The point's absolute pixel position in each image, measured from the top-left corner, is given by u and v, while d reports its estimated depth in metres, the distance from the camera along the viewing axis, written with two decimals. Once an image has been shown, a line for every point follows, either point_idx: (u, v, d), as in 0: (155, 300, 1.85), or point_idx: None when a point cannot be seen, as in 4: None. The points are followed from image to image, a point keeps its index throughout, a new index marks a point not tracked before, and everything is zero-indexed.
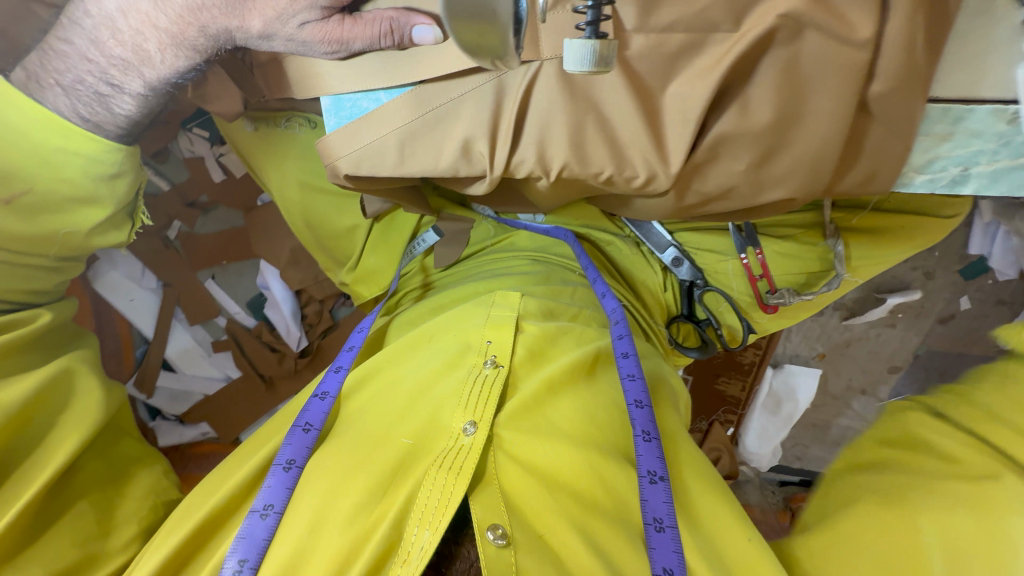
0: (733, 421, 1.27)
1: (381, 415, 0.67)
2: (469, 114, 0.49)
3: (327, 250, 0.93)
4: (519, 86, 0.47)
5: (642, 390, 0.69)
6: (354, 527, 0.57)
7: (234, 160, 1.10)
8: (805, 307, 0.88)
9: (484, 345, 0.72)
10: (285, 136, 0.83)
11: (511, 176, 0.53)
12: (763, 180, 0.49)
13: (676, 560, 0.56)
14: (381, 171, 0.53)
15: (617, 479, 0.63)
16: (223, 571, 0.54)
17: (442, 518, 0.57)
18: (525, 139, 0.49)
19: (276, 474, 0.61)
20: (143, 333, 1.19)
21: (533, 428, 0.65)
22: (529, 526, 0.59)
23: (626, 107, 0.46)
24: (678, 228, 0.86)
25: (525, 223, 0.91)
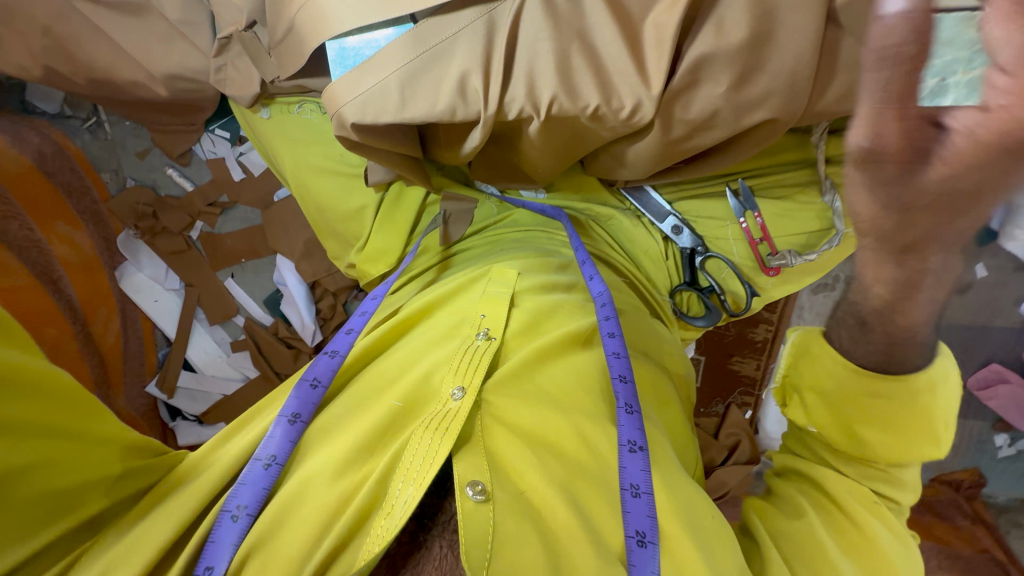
0: (750, 403, 1.23)
1: (376, 382, 0.70)
2: (463, 51, 0.52)
3: (338, 234, 0.96)
4: (508, 20, 0.51)
5: (627, 366, 0.69)
6: (341, 483, 0.61)
7: (253, 159, 1.16)
8: (810, 269, 0.88)
9: (477, 318, 0.74)
10: (298, 121, 0.89)
11: (504, 118, 0.56)
12: (742, 104, 0.53)
13: (650, 523, 0.58)
14: (383, 115, 0.56)
15: (601, 440, 0.66)
16: (223, 513, 0.58)
17: (426, 475, 0.59)
18: (517, 74, 0.52)
19: (281, 425, 0.64)
20: (166, 333, 1.24)
21: (521, 392, 0.68)
22: (513, 485, 0.62)
23: (609, 32, 0.50)
24: (677, 197, 0.89)
25: (524, 201, 0.93)
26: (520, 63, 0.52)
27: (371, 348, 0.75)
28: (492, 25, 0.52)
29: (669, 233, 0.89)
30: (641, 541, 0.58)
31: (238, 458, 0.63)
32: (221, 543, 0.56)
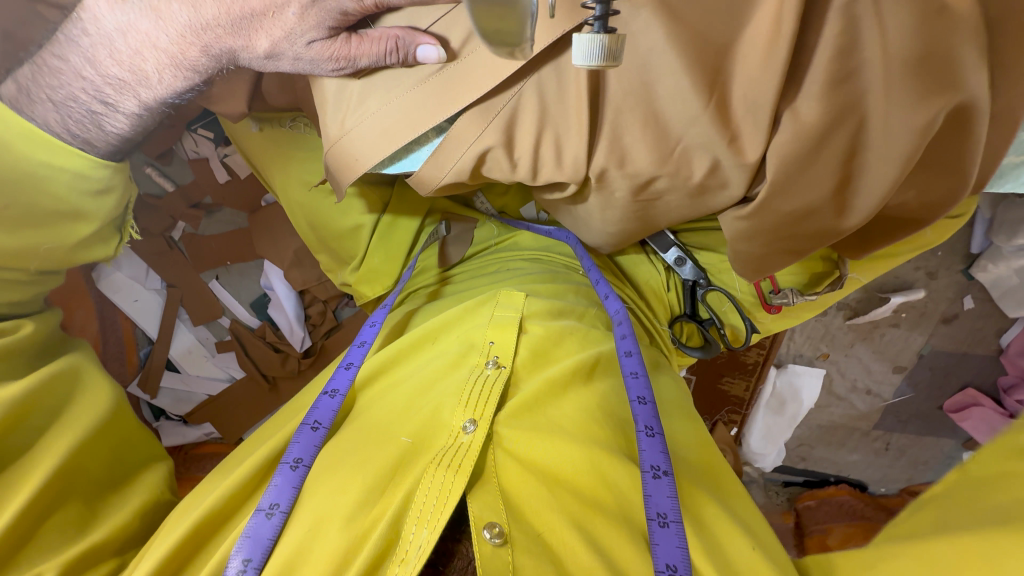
0: (737, 421, 1.27)
1: (375, 421, 0.66)
2: (487, 114, 0.50)
3: (331, 250, 0.93)
4: (529, 86, 0.49)
5: (646, 387, 0.69)
6: (350, 527, 0.57)
7: (239, 161, 1.09)
8: (810, 307, 0.87)
9: (486, 345, 0.72)
10: (291, 136, 0.83)
11: (550, 175, 0.53)
12: (836, 202, 0.49)
13: (681, 555, 0.54)
14: (436, 175, 0.56)
15: (619, 475, 0.62)
16: (229, 569, 0.54)
17: (441, 516, 0.56)
18: (542, 145, 0.51)
19: (283, 473, 0.62)
20: (147, 333, 1.21)
21: (532, 426, 0.65)
22: (529, 526, 0.58)
23: (623, 93, 0.46)
24: (680, 229, 0.87)
25: (529, 223, 0.91)
26: (547, 136, 0.50)
27: (377, 377, 0.73)
28: (523, 93, 0.49)
29: (671, 263, 0.86)
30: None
31: (216, 504, 0.60)
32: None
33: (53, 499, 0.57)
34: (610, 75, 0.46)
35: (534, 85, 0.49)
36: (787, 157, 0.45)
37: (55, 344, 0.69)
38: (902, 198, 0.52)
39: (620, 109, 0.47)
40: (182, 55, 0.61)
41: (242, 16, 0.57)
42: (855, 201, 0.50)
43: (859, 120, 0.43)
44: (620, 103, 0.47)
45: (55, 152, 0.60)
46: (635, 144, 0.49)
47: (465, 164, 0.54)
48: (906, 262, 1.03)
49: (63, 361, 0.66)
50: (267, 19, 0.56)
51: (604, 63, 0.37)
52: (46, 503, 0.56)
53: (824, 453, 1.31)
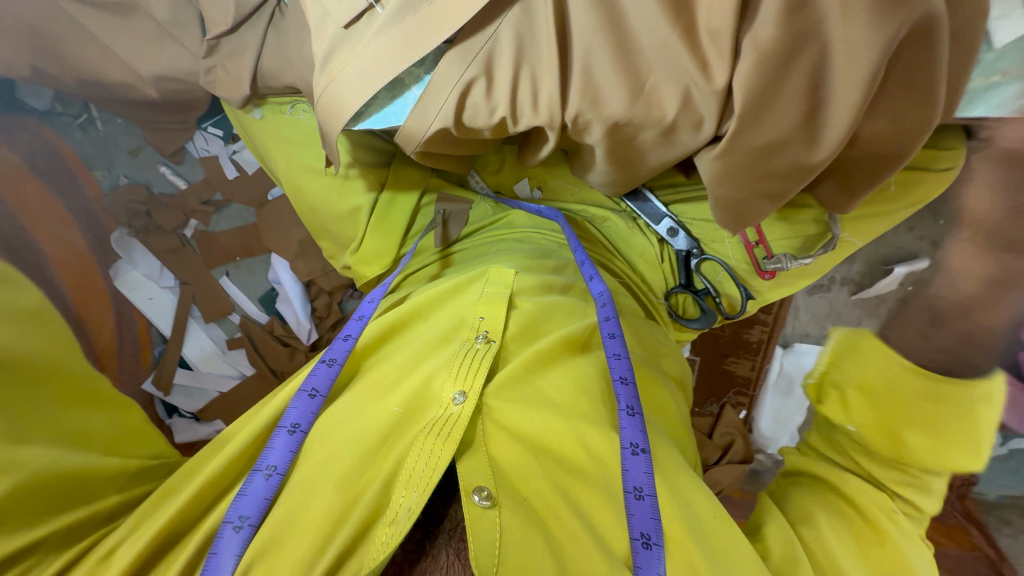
0: (745, 404, 1.25)
1: (372, 387, 0.68)
2: (468, 57, 0.53)
3: (332, 234, 0.95)
4: (507, 28, 0.51)
5: (628, 367, 0.69)
6: (342, 491, 0.59)
7: (246, 157, 1.15)
8: (807, 272, 0.87)
9: (476, 321, 0.73)
10: (291, 121, 0.88)
11: (528, 120, 0.56)
12: (811, 130, 0.50)
13: (654, 526, 0.58)
14: (423, 126, 0.58)
15: (599, 440, 0.64)
16: (223, 526, 0.56)
17: (430, 482, 0.59)
18: (519, 87, 0.53)
19: (281, 436, 0.63)
20: (162, 332, 1.22)
21: (521, 396, 0.66)
22: (517, 493, 0.61)
23: (592, 27, 0.48)
24: (672, 201, 0.89)
25: (521, 202, 0.94)
26: (524, 78, 0.53)
27: (375, 346, 0.74)
28: (499, 35, 0.52)
29: (664, 235, 0.87)
30: (646, 543, 0.56)
31: (218, 468, 0.61)
32: (222, 555, 0.54)
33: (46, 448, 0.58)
34: (579, 11, 0.49)
35: (510, 27, 0.51)
36: (752, 82, 0.47)
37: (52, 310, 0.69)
38: (875, 127, 0.53)
39: (589, 44, 0.49)
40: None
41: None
42: (824, 132, 0.50)
43: (819, 45, 0.45)
44: (590, 37, 0.49)
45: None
46: (607, 82, 0.51)
47: (448, 110, 0.56)
48: (907, 231, 1.01)
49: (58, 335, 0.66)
50: None
51: None
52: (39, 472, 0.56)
53: None
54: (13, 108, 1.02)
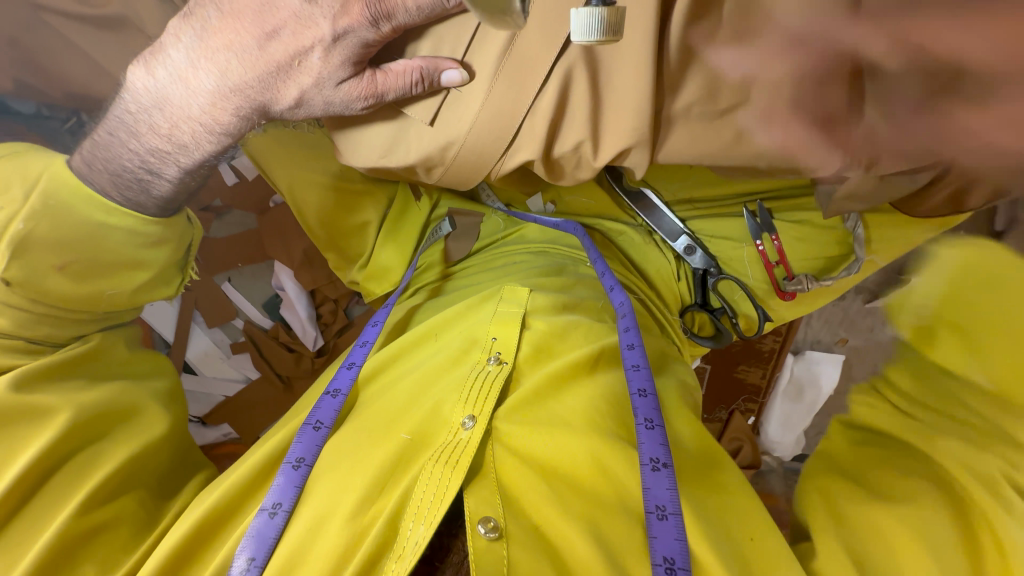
0: (753, 410, 1.28)
1: (379, 416, 0.66)
2: (496, 111, 0.50)
3: (337, 249, 0.91)
4: (548, 79, 0.48)
5: (653, 407, 0.64)
6: (352, 524, 0.57)
7: (245, 163, 1.11)
8: (828, 292, 0.84)
9: (489, 341, 0.71)
10: (294, 136, 0.84)
11: (560, 164, 0.54)
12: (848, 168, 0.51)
13: (679, 548, 0.54)
14: (452, 175, 0.57)
15: (623, 472, 0.61)
16: (234, 568, 0.55)
17: (437, 511, 0.56)
18: (555, 132, 0.51)
19: (286, 472, 0.62)
20: (165, 337, 1.19)
21: (536, 419, 0.64)
22: (525, 519, 0.58)
23: (634, 73, 0.46)
24: (691, 216, 0.85)
25: (536, 216, 0.89)
26: (560, 124, 0.50)
27: (379, 373, 0.73)
28: (542, 92, 0.49)
29: (681, 253, 0.85)
30: (669, 569, 0.53)
31: (218, 503, 0.61)
32: None
33: (111, 494, 0.62)
34: (618, 65, 0.47)
35: (555, 77, 0.48)
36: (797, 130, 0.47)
37: (112, 367, 0.72)
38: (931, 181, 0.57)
39: (635, 96, 0.47)
40: (212, 122, 0.60)
41: (268, 72, 0.56)
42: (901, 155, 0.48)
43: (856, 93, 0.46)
44: (637, 92, 0.46)
45: (106, 212, 0.62)
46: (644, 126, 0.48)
47: (482, 158, 0.54)
48: None
49: (112, 390, 0.68)
50: (295, 69, 0.55)
51: (603, 37, 0.39)
52: (99, 521, 0.59)
53: None
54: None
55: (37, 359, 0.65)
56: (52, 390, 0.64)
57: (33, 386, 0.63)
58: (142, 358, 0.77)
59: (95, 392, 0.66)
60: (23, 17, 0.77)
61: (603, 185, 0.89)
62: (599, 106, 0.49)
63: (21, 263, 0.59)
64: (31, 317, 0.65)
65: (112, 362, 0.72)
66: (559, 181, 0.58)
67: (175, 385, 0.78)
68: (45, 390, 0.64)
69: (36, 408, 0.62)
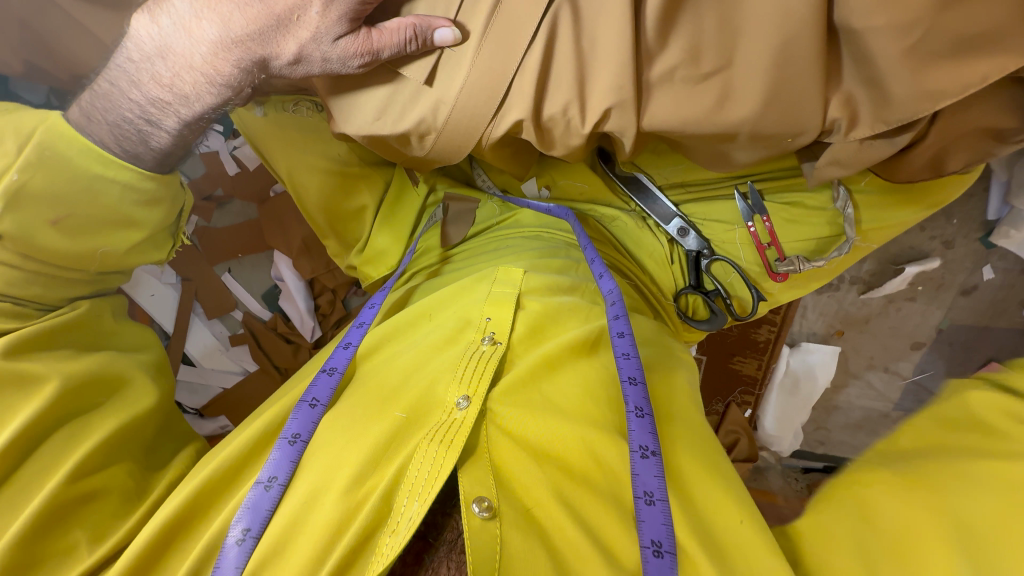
0: (750, 403, 1.26)
1: (374, 394, 0.66)
2: (485, 69, 0.52)
3: (335, 234, 0.92)
4: (536, 36, 0.50)
5: (643, 397, 0.63)
6: (345, 499, 0.57)
7: (247, 152, 1.15)
8: (819, 275, 0.85)
9: (483, 322, 0.71)
10: (292, 119, 0.85)
11: (549, 129, 0.55)
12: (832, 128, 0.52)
13: (665, 532, 0.55)
14: (445, 137, 0.57)
15: (610, 455, 0.61)
16: (229, 538, 0.56)
17: (431, 489, 0.56)
18: (543, 92, 0.52)
19: (282, 448, 0.62)
20: (164, 327, 1.20)
21: (527, 402, 0.64)
22: (517, 500, 0.58)
23: (617, 31, 0.47)
24: (683, 200, 0.87)
25: (529, 201, 0.90)
26: (548, 83, 0.51)
27: (376, 351, 0.73)
28: (530, 50, 0.50)
29: (674, 235, 0.86)
30: (658, 551, 0.53)
31: (212, 474, 0.61)
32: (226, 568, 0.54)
33: (100, 465, 0.62)
34: (602, 23, 0.48)
35: (542, 35, 0.49)
36: (776, 92, 0.48)
37: (96, 337, 0.73)
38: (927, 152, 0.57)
39: (618, 55, 0.48)
40: (213, 71, 0.62)
41: (269, 24, 0.58)
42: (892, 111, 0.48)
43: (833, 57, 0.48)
44: (621, 50, 0.48)
45: (104, 164, 0.64)
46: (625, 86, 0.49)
47: (474, 119, 0.55)
48: (918, 231, 0.99)
49: (100, 358, 0.69)
50: (295, 22, 0.57)
51: None
52: (90, 486, 0.60)
53: (842, 437, 1.27)
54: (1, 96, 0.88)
55: (23, 323, 0.66)
56: (40, 359, 0.65)
57: (25, 352, 0.64)
58: (132, 329, 0.79)
59: (84, 362, 0.67)
60: (35, 0, 0.80)
61: (597, 171, 0.90)
62: (585, 66, 0.50)
63: (12, 219, 0.61)
64: (21, 276, 0.65)
65: (101, 332, 0.74)
66: (550, 151, 0.59)
67: (163, 360, 0.79)
68: (33, 357, 0.65)
69: (25, 375, 0.63)
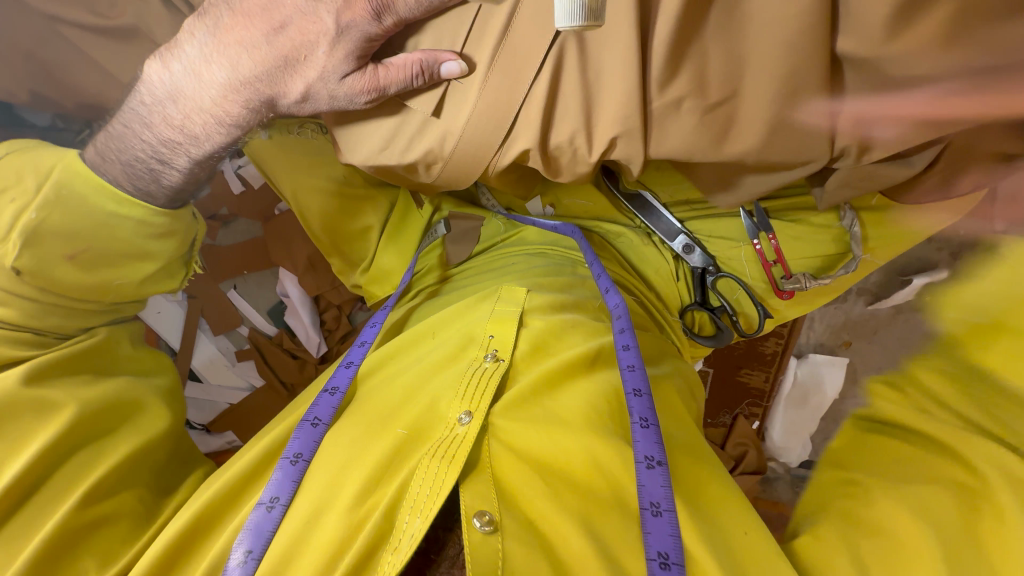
0: (757, 415, 1.27)
1: (376, 412, 0.66)
2: (491, 101, 0.52)
3: (341, 253, 0.93)
4: (542, 69, 0.49)
5: (648, 406, 0.63)
6: (348, 515, 0.57)
7: (251, 171, 1.15)
8: (827, 291, 0.85)
9: (486, 339, 0.71)
10: (297, 142, 0.86)
11: (556, 159, 0.55)
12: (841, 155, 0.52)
13: (673, 543, 0.53)
14: (453, 168, 0.57)
15: (616, 466, 0.59)
16: (229, 561, 0.56)
17: (432, 506, 0.56)
18: (550, 123, 0.52)
19: (283, 467, 0.62)
20: (170, 344, 1.21)
21: (529, 416, 0.63)
22: (519, 513, 0.58)
23: (623, 64, 0.47)
24: (688, 217, 0.87)
25: (534, 219, 0.90)
26: (554, 114, 0.51)
27: (377, 370, 0.73)
28: (536, 82, 0.50)
29: (680, 252, 0.85)
30: (664, 564, 0.52)
31: (214, 497, 0.61)
32: None
33: (110, 489, 0.62)
34: (608, 53, 0.48)
35: (548, 68, 0.49)
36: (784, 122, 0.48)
37: (116, 362, 0.73)
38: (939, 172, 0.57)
39: (623, 87, 0.48)
40: (222, 112, 0.62)
41: (276, 66, 0.58)
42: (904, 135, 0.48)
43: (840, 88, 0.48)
44: (627, 82, 0.48)
45: (117, 202, 0.65)
46: (630, 117, 0.49)
47: (481, 151, 0.55)
48: None
49: (116, 386, 0.69)
50: (303, 63, 0.57)
51: (586, 21, 0.42)
52: (101, 512, 0.60)
53: None
54: (14, 126, 0.92)
55: (43, 351, 0.66)
56: (58, 386, 0.65)
57: (41, 381, 0.64)
58: (143, 356, 0.78)
59: (101, 388, 0.68)
60: (39, 30, 0.80)
61: (602, 188, 0.90)
62: (591, 97, 0.50)
63: (32, 254, 0.62)
64: (38, 307, 0.66)
65: (115, 356, 0.74)
66: (556, 178, 0.59)
67: (176, 384, 0.79)
68: (54, 385, 0.65)
69: (42, 402, 0.63)
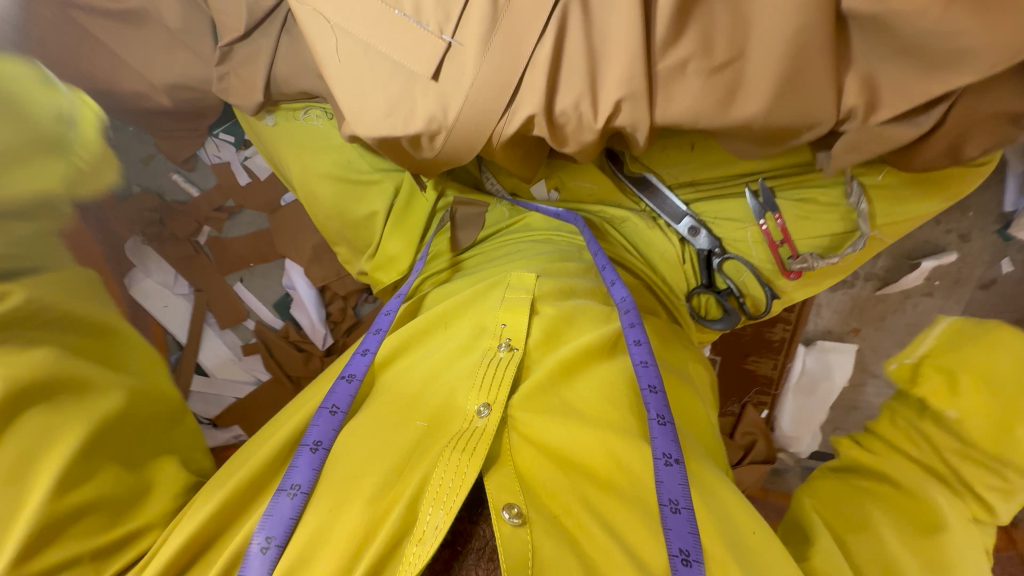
0: (767, 403, 1.24)
1: (393, 403, 0.66)
2: (496, 65, 0.52)
3: (347, 240, 0.94)
4: (546, 32, 0.50)
5: (664, 405, 0.62)
6: (370, 508, 0.57)
7: (258, 163, 1.14)
8: (835, 271, 0.84)
9: (498, 328, 0.71)
10: (303, 127, 0.87)
11: (560, 128, 0.56)
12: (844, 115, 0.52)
13: (693, 541, 0.54)
14: (457, 135, 0.57)
15: (631, 455, 0.60)
16: (251, 546, 0.55)
17: (455, 498, 0.56)
18: (555, 88, 0.52)
19: (304, 455, 0.62)
20: (177, 338, 1.22)
21: (546, 407, 0.63)
22: (545, 507, 0.58)
23: (627, 26, 0.48)
24: (693, 199, 0.86)
25: (538, 205, 0.90)
26: (558, 79, 0.52)
27: (394, 358, 0.73)
28: (540, 45, 0.50)
29: (685, 235, 0.85)
30: (686, 561, 0.52)
31: (240, 483, 0.61)
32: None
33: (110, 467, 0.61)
34: (612, 15, 0.48)
35: (552, 31, 0.49)
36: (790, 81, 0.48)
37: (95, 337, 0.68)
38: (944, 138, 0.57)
39: (628, 49, 0.48)
40: None
41: None
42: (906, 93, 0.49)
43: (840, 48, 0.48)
44: (632, 44, 0.48)
45: None
46: (635, 80, 0.49)
47: (485, 118, 0.55)
48: (933, 224, 0.98)
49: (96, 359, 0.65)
50: None
51: None
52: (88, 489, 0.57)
53: None
54: None
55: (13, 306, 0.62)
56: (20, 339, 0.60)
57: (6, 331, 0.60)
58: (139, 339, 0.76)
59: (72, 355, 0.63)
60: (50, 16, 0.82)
61: (607, 172, 0.90)
62: (596, 62, 0.51)
63: None
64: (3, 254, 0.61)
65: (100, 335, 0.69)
66: (562, 148, 0.59)
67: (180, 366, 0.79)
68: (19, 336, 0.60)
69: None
